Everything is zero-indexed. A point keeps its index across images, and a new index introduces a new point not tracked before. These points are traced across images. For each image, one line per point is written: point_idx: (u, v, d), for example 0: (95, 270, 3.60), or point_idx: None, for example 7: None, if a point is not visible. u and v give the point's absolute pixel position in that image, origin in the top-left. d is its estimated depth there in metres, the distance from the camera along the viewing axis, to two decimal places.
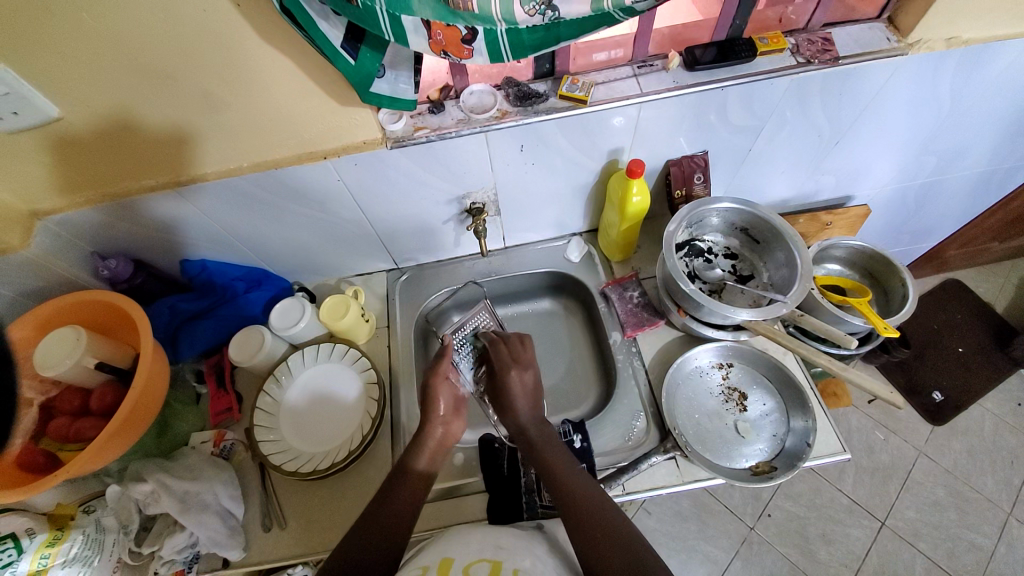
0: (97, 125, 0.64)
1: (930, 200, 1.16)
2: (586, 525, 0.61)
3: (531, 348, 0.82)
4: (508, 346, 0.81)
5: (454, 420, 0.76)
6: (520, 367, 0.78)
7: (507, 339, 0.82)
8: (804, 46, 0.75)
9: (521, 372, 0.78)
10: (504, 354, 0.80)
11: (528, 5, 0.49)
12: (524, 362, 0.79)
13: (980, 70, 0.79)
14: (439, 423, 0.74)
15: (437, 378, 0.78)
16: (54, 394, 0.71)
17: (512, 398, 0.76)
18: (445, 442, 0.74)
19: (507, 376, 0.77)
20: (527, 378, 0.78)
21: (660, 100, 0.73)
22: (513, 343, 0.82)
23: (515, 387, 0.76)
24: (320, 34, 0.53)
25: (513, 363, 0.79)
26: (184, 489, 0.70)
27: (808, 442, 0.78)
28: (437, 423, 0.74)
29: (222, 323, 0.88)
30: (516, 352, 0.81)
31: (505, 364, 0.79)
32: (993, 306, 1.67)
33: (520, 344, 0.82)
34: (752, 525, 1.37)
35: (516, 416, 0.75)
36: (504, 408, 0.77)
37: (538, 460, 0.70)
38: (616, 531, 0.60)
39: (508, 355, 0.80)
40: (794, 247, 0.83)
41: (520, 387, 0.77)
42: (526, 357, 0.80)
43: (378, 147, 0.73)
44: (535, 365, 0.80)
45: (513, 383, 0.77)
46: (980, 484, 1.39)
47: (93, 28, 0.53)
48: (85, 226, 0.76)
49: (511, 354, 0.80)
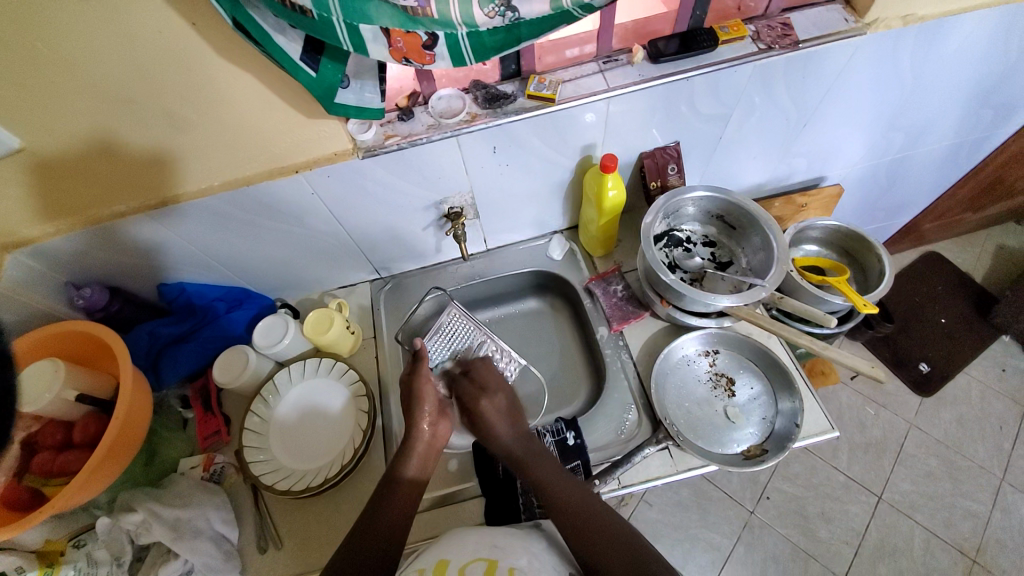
0: (58, 152, 0.63)
1: (902, 175, 1.19)
2: (585, 528, 0.62)
3: (494, 372, 0.86)
4: (474, 374, 0.85)
5: (440, 421, 0.76)
6: (489, 393, 0.81)
7: (472, 368, 0.86)
8: (764, 32, 0.76)
9: (490, 397, 0.80)
10: (472, 384, 0.83)
11: (487, 8, 0.49)
12: (491, 389, 0.82)
13: (937, 45, 0.80)
14: (426, 424, 0.75)
15: (425, 380, 0.79)
16: (36, 429, 0.68)
17: (488, 423, 0.77)
18: (433, 444, 0.75)
19: (478, 403, 0.79)
20: (497, 402, 0.80)
21: (626, 95, 0.74)
22: (478, 370, 0.86)
23: (488, 412, 0.78)
24: (277, 47, 0.53)
25: (482, 391, 0.81)
26: (175, 516, 0.68)
27: (796, 422, 0.79)
28: (425, 425, 0.75)
29: (205, 346, 0.87)
30: (481, 380, 0.84)
31: (474, 393, 0.81)
32: (972, 276, 1.70)
33: (485, 370, 0.86)
34: (752, 509, 1.38)
35: (498, 440, 0.75)
36: (483, 434, 0.77)
37: (528, 468, 0.71)
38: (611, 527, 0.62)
39: (475, 384, 0.83)
40: (769, 231, 0.85)
41: (492, 411, 0.78)
42: (492, 381, 0.84)
43: (349, 157, 0.73)
44: (503, 389, 0.83)
45: (486, 409, 0.78)
46: (972, 451, 1.42)
47: (43, 54, 0.52)
48: (56, 257, 0.74)
49: (477, 383, 0.83)
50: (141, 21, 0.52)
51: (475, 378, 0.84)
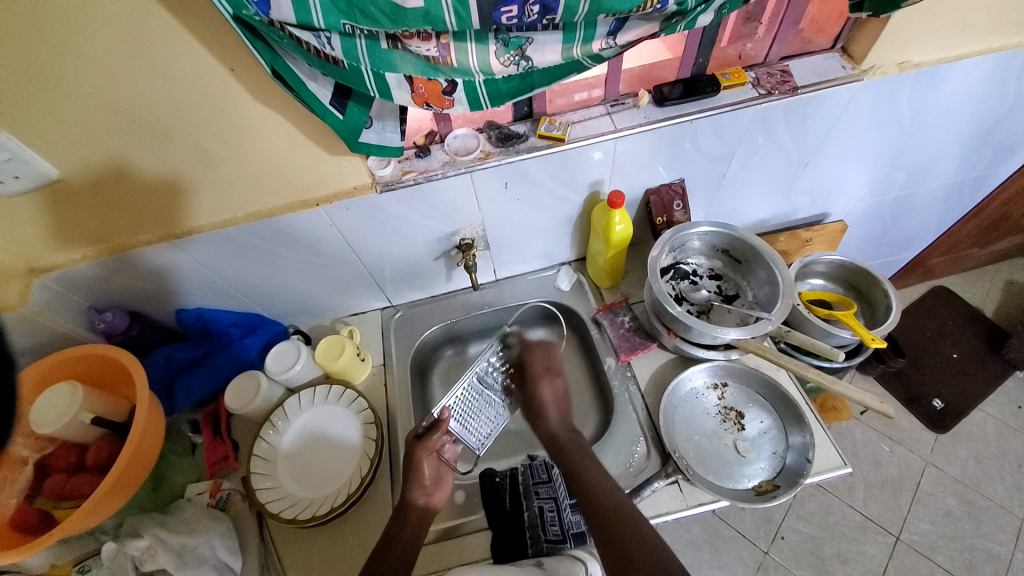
0: (93, 183, 0.66)
1: (905, 212, 1.21)
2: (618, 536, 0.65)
3: (560, 357, 0.94)
4: (540, 357, 0.94)
5: (435, 492, 0.76)
6: (551, 376, 0.91)
7: (538, 351, 0.94)
8: (764, 78, 0.80)
9: (551, 381, 0.90)
10: (535, 366, 0.92)
11: (503, 57, 0.55)
12: (554, 372, 0.92)
13: (934, 90, 0.84)
14: (420, 494, 0.74)
15: (424, 454, 0.78)
16: (49, 451, 0.69)
17: (543, 406, 0.88)
18: (427, 515, 0.73)
19: (540, 384, 0.90)
20: (557, 386, 0.90)
21: (634, 135, 0.78)
22: (546, 353, 0.94)
23: (546, 395, 0.89)
24: (310, 93, 0.57)
25: (545, 373, 0.91)
26: (180, 543, 0.67)
27: (807, 457, 0.78)
28: (419, 494, 0.74)
29: (218, 369, 0.89)
30: (545, 362, 0.93)
31: (538, 372, 0.91)
32: (982, 311, 1.69)
33: (551, 353, 0.94)
34: (767, 550, 1.34)
35: (545, 422, 0.86)
36: (537, 414, 0.88)
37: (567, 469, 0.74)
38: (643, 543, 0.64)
39: (539, 365, 0.92)
40: (773, 266, 0.86)
41: (552, 394, 0.89)
42: (557, 366, 0.93)
43: (367, 191, 0.76)
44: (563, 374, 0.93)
45: (546, 390, 0.89)
46: (991, 490, 1.37)
47: (92, 95, 0.57)
48: (82, 281, 0.77)
49: (543, 363, 0.93)
50: (183, 67, 0.57)
51: (540, 360, 0.93)
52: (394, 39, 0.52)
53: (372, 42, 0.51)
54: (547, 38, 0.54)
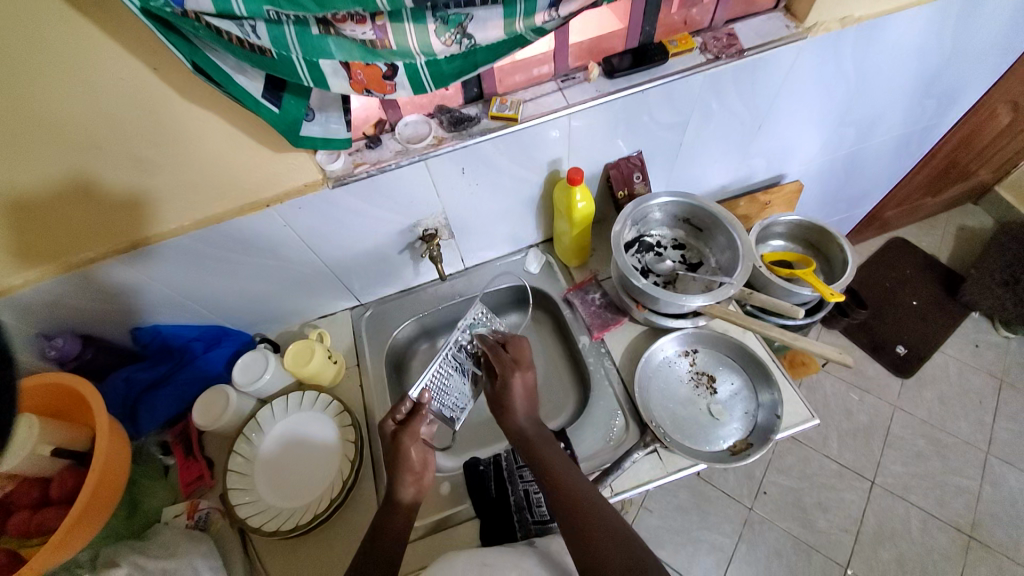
0: (20, 205, 0.61)
1: (858, 167, 1.24)
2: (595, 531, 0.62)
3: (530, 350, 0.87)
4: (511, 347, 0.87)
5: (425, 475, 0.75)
6: (523, 368, 0.83)
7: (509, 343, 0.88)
8: (710, 44, 0.80)
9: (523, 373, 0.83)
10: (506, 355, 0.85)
11: (444, 36, 0.53)
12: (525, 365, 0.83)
13: (875, 44, 0.85)
14: (410, 481, 0.73)
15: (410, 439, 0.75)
16: (9, 489, 0.65)
17: (512, 399, 0.80)
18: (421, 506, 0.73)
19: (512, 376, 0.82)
20: (529, 380, 0.82)
21: (587, 110, 0.77)
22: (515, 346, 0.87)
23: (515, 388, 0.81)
24: (239, 87, 0.54)
25: (517, 366, 0.83)
26: (161, 569, 0.65)
27: (777, 414, 0.81)
28: (409, 482, 0.73)
29: (183, 388, 0.86)
30: (516, 356, 0.85)
31: (509, 364, 0.84)
32: (937, 258, 1.77)
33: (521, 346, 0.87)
34: (751, 506, 1.39)
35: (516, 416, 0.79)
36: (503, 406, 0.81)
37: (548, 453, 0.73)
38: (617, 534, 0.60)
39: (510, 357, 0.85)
40: (733, 230, 0.88)
41: (523, 389, 0.82)
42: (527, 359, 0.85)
43: (319, 188, 0.73)
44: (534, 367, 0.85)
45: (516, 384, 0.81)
46: (955, 428, 1.46)
47: (5, 108, 0.52)
48: (23, 308, 0.72)
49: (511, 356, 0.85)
50: (102, 70, 0.53)
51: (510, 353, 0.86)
52: (326, 25, 0.49)
53: (302, 27, 0.48)
54: (488, 14, 0.53)
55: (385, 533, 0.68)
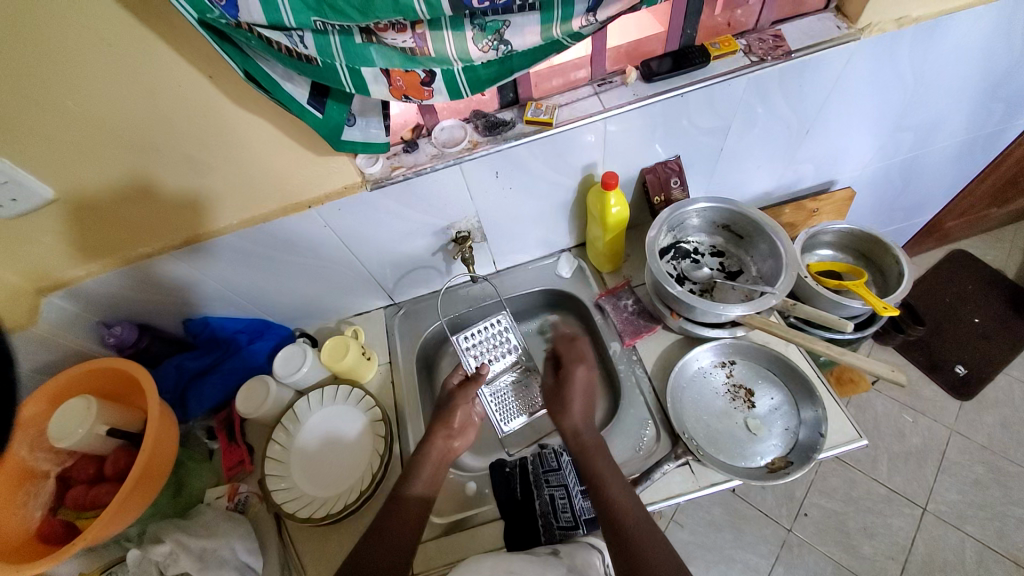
0: (93, 203, 0.67)
1: (916, 174, 1.16)
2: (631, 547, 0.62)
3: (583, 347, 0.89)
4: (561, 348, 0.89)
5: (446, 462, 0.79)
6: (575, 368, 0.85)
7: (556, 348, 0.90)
8: (755, 45, 0.77)
9: (586, 369, 0.85)
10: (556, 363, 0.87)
11: (481, 43, 0.54)
12: (581, 363, 0.86)
13: (937, 43, 0.80)
14: (440, 437, 0.79)
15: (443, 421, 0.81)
16: (69, 464, 0.72)
17: (570, 399, 0.81)
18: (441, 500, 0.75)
19: (573, 374, 0.84)
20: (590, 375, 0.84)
21: (623, 114, 0.76)
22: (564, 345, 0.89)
23: (577, 385, 0.83)
24: (285, 93, 0.57)
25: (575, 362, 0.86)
26: (201, 547, 0.69)
27: (820, 432, 0.77)
28: (439, 437, 0.79)
29: (230, 375, 0.90)
30: (571, 353, 0.87)
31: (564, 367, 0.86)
32: (1004, 273, 1.63)
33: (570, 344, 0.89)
34: (790, 527, 1.32)
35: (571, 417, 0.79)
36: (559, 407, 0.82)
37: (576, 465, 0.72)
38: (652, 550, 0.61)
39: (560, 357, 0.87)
40: (776, 238, 0.84)
41: (582, 385, 0.83)
42: (581, 356, 0.87)
43: (358, 190, 0.76)
44: (586, 360, 0.87)
45: (575, 381, 0.83)
46: (1022, 456, 1.34)
47: (80, 113, 0.57)
48: (89, 297, 0.79)
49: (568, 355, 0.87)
50: (162, 78, 0.57)
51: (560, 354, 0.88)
52: (368, 33, 0.51)
53: (346, 37, 0.51)
54: (525, 20, 0.53)
55: (405, 523, 0.69)
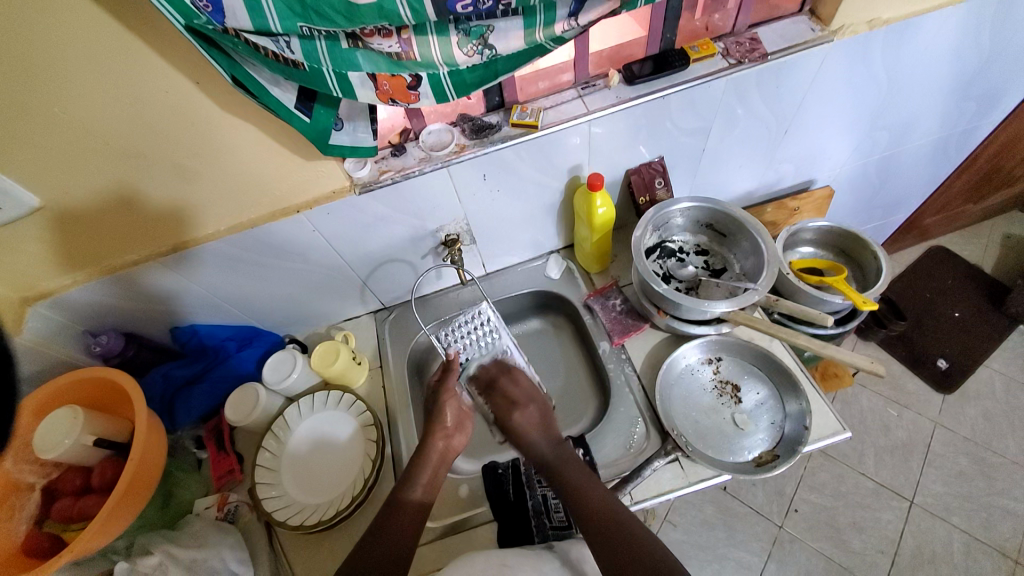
0: (77, 211, 0.67)
1: (893, 172, 1.20)
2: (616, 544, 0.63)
3: (523, 381, 0.84)
4: (502, 387, 0.83)
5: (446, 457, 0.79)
6: (520, 407, 0.80)
7: (498, 379, 0.83)
8: (732, 49, 0.80)
9: (522, 412, 0.80)
10: (500, 398, 0.82)
11: (466, 47, 0.55)
12: (522, 402, 0.80)
13: (906, 45, 0.83)
14: (440, 436, 0.79)
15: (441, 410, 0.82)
16: (55, 476, 0.70)
17: (524, 435, 0.78)
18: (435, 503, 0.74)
19: (510, 419, 0.80)
20: (529, 415, 0.80)
21: (607, 116, 0.78)
22: (505, 381, 0.83)
23: (520, 426, 0.79)
24: (273, 98, 0.57)
25: (512, 406, 0.81)
26: (190, 558, 0.68)
27: (805, 425, 0.78)
28: (438, 437, 0.79)
29: (217, 385, 0.90)
30: (509, 394, 0.82)
31: (504, 407, 0.81)
32: (981, 268, 1.68)
33: (511, 381, 0.83)
34: (781, 524, 1.34)
35: (531, 446, 0.77)
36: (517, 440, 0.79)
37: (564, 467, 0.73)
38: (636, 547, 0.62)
39: (504, 398, 0.82)
40: (758, 236, 0.86)
41: (527, 424, 0.79)
42: (521, 394, 0.82)
43: (346, 194, 0.76)
44: (533, 398, 0.82)
45: (518, 424, 0.79)
46: (1002, 446, 1.37)
47: (63, 119, 0.57)
48: (73, 307, 0.78)
49: (504, 396, 0.82)
50: (149, 84, 0.57)
51: (503, 392, 0.82)
52: (354, 39, 0.52)
53: (333, 42, 0.51)
54: (508, 25, 0.55)
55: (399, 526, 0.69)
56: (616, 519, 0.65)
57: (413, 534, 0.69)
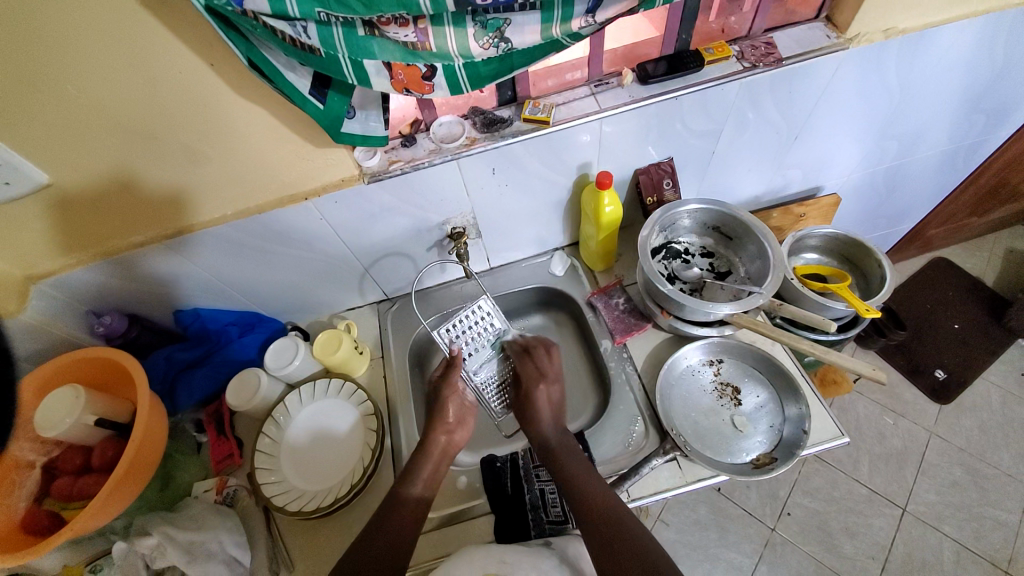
0: (86, 189, 0.67)
1: (900, 182, 1.20)
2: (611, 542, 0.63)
3: (557, 362, 0.87)
4: (537, 357, 0.87)
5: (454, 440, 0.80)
6: (548, 381, 0.84)
7: (534, 351, 0.87)
8: (747, 52, 0.79)
9: (547, 387, 0.84)
10: (531, 367, 0.86)
11: (482, 40, 0.54)
12: (551, 377, 0.85)
13: (921, 55, 0.83)
14: (442, 431, 0.80)
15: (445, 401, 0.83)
16: (55, 454, 0.70)
17: (536, 411, 0.81)
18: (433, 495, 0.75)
19: (535, 389, 0.83)
20: (552, 392, 0.84)
21: (618, 115, 0.77)
22: (541, 353, 0.87)
23: (539, 401, 0.82)
24: (288, 83, 0.57)
25: (540, 377, 0.85)
26: (188, 539, 0.69)
27: (804, 429, 0.79)
28: (440, 431, 0.80)
29: (218, 370, 0.90)
30: (541, 366, 0.86)
31: (533, 377, 0.85)
32: (983, 281, 1.68)
33: (547, 356, 0.87)
34: (773, 526, 1.35)
35: (539, 427, 0.80)
36: (526, 416, 0.82)
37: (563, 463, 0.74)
38: (633, 542, 0.63)
39: (536, 369, 0.86)
40: (764, 240, 0.86)
41: (547, 399, 0.83)
42: (552, 371, 0.86)
43: (355, 183, 0.76)
44: (559, 378, 0.86)
45: (540, 397, 0.83)
46: (996, 459, 1.38)
47: (75, 97, 0.57)
48: (78, 286, 0.78)
49: (536, 367, 0.86)
50: (164, 65, 0.57)
51: (535, 364, 0.86)
52: (371, 26, 0.52)
53: (349, 29, 0.51)
54: (525, 19, 0.54)
55: (397, 515, 0.69)
56: (614, 516, 0.66)
57: (412, 525, 0.69)
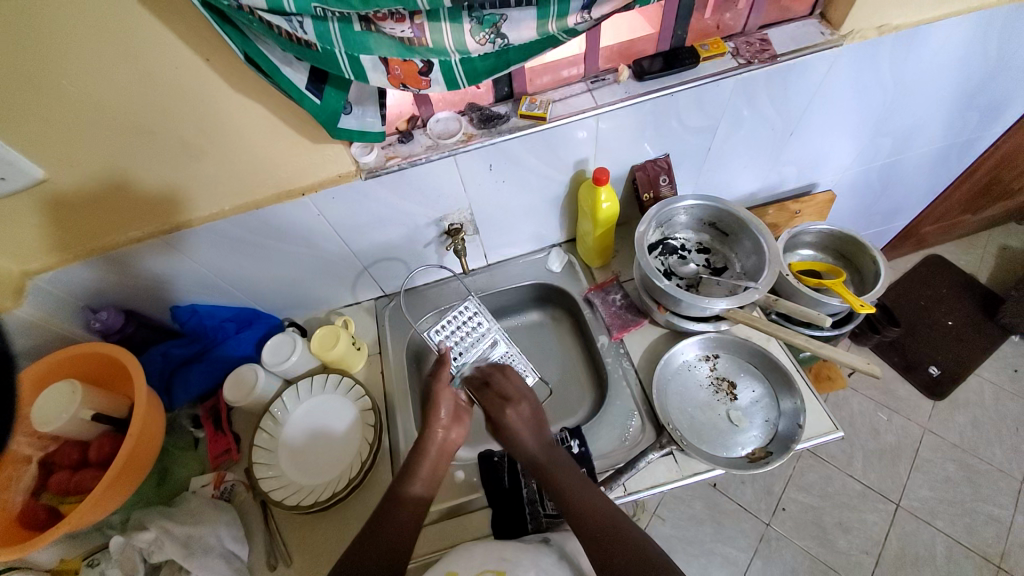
0: (82, 186, 0.67)
1: (895, 179, 1.21)
2: (608, 544, 0.63)
3: (516, 379, 0.87)
4: (496, 384, 0.86)
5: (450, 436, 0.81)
6: (513, 403, 0.82)
7: (492, 377, 0.87)
8: (743, 49, 0.80)
9: (515, 408, 0.82)
10: (494, 394, 0.84)
11: (479, 35, 0.55)
12: (516, 399, 0.83)
13: (915, 51, 0.83)
14: (439, 427, 0.80)
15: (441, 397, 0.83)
16: (52, 449, 0.71)
17: (516, 433, 0.79)
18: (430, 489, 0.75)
19: (504, 414, 0.81)
20: (522, 411, 0.82)
21: (615, 111, 0.78)
22: (498, 377, 0.87)
23: (513, 423, 0.80)
24: (285, 78, 0.57)
25: (506, 401, 0.83)
26: (186, 534, 0.69)
27: (798, 423, 0.80)
28: (438, 428, 0.80)
29: (214, 366, 0.90)
30: (502, 390, 0.85)
31: (497, 402, 0.83)
32: (976, 278, 1.70)
33: (504, 379, 0.87)
34: (768, 521, 1.36)
35: (522, 447, 0.78)
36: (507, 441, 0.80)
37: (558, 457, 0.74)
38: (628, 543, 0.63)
39: (497, 394, 0.84)
40: (759, 235, 0.87)
41: (519, 422, 0.81)
42: (515, 391, 0.85)
43: (352, 178, 0.77)
44: (526, 397, 0.85)
45: (511, 420, 0.80)
46: (988, 454, 1.39)
47: (71, 92, 0.57)
48: (74, 282, 0.78)
49: (500, 393, 0.84)
50: (160, 59, 0.57)
51: (496, 388, 0.85)
52: (367, 22, 0.52)
53: (346, 24, 0.51)
54: (522, 15, 0.55)
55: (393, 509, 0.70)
56: (609, 519, 0.66)
57: (409, 519, 0.70)
